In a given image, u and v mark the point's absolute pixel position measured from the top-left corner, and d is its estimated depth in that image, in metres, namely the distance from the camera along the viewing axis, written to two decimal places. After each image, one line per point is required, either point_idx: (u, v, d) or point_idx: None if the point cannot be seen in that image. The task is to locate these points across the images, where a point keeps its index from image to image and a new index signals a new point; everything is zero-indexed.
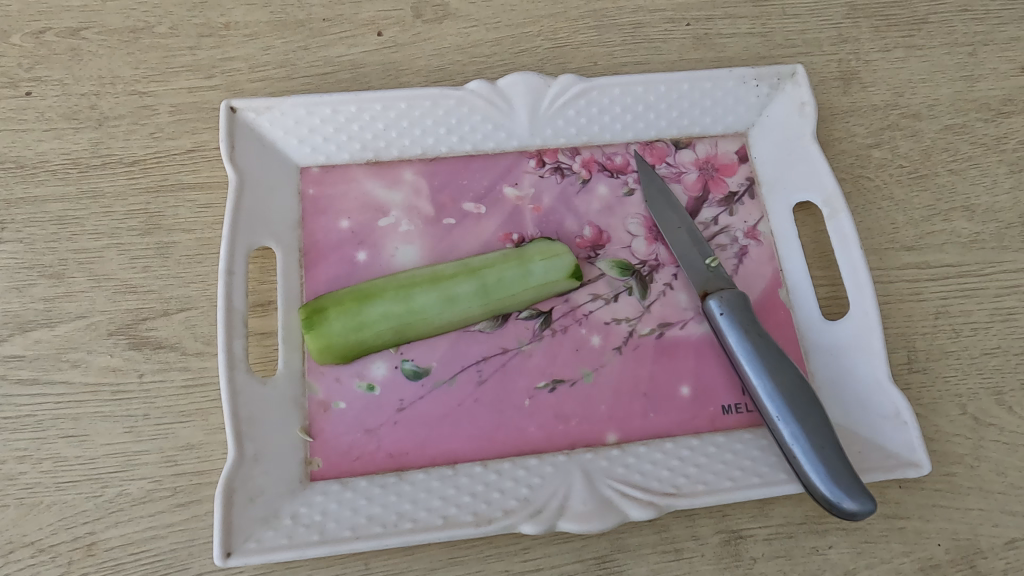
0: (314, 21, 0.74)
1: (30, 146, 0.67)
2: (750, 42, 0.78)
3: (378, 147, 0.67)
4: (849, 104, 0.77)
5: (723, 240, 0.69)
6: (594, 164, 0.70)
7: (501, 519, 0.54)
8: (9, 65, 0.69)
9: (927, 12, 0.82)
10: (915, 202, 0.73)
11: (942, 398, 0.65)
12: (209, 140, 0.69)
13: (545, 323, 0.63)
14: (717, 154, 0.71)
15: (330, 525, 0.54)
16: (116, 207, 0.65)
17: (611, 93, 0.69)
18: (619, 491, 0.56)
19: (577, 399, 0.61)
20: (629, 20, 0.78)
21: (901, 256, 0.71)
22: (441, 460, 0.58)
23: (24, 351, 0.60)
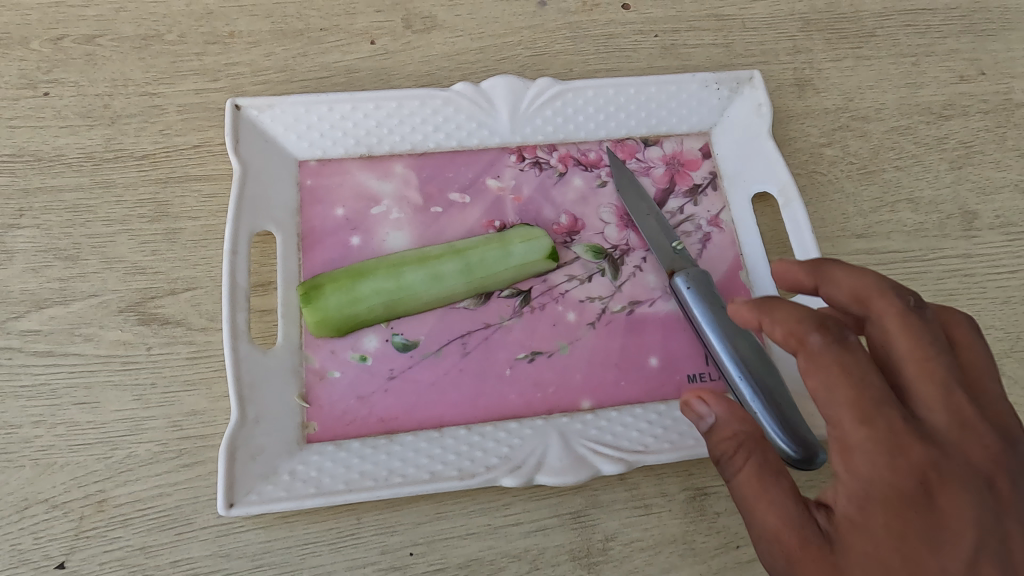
0: (312, 31, 0.81)
1: (47, 142, 0.72)
2: (713, 52, 0.86)
3: (371, 143, 0.73)
4: (804, 108, 0.85)
5: (688, 227, 0.75)
6: (570, 159, 0.76)
7: (483, 474, 0.59)
8: (28, 67, 0.75)
9: (874, 26, 0.90)
10: (864, 195, 0.80)
11: None
12: (214, 137, 0.74)
13: (524, 301, 0.69)
14: (682, 150, 0.78)
15: (326, 480, 0.59)
16: (127, 196, 0.70)
17: (585, 95, 0.76)
18: (592, 449, 0.61)
19: (554, 369, 0.66)
20: (602, 32, 0.85)
21: (851, 243, 0.77)
22: (428, 424, 0.63)
23: (39, 326, 0.64)
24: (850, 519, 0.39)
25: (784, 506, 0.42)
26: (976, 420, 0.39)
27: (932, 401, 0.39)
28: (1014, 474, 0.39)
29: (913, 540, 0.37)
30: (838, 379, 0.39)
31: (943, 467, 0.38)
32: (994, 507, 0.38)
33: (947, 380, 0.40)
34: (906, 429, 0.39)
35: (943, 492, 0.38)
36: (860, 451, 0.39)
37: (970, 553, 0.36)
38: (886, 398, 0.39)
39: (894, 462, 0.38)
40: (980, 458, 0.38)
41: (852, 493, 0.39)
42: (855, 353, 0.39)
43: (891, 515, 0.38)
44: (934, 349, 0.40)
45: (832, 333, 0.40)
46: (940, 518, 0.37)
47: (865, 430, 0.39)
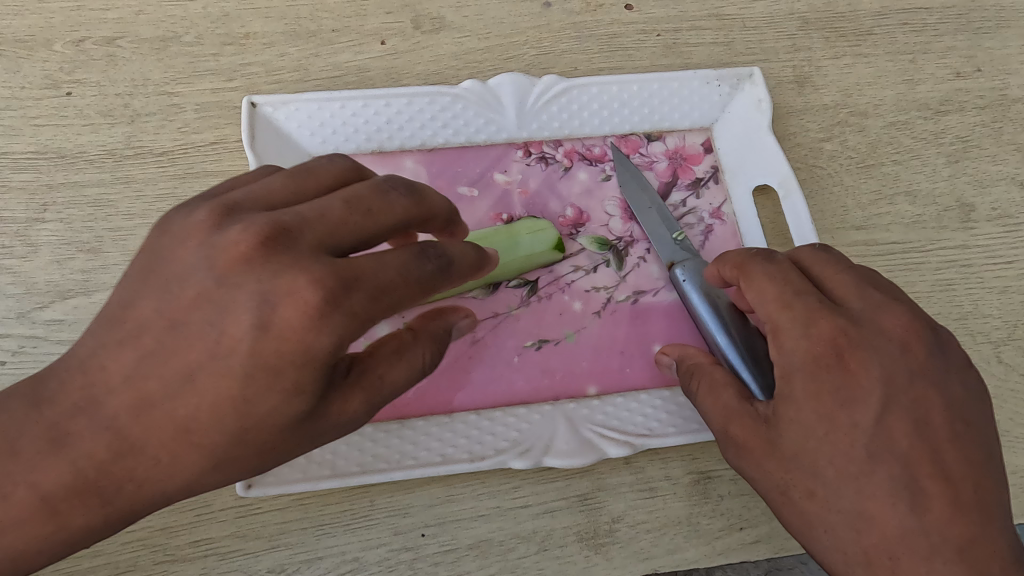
0: (324, 31, 0.83)
1: (70, 139, 0.75)
2: (714, 51, 0.88)
3: (382, 139, 0.75)
4: (803, 104, 0.86)
5: (691, 220, 0.77)
6: (575, 154, 0.78)
7: (495, 456, 0.62)
8: (51, 68, 0.78)
9: (872, 25, 0.92)
10: (862, 188, 0.82)
11: None
12: (230, 134, 0.77)
13: (531, 291, 0.71)
14: (685, 145, 0.80)
15: (340, 462, 0.61)
16: (146, 192, 0.73)
17: (590, 91, 0.79)
18: (599, 434, 0.64)
19: (561, 356, 0.68)
20: (606, 31, 0.87)
21: (850, 235, 0.79)
22: (440, 410, 0.65)
23: (64, 316, 0.67)
24: (782, 392, 0.53)
25: (733, 398, 0.56)
26: (886, 305, 0.54)
27: (850, 295, 0.54)
28: (923, 345, 0.52)
29: (829, 398, 0.51)
30: (767, 281, 0.55)
31: (856, 339, 0.52)
32: (906, 370, 0.51)
33: (858, 280, 0.55)
34: (824, 310, 0.53)
35: (857, 361, 0.51)
36: (788, 330, 0.53)
37: (876, 405, 0.50)
38: (805, 292, 0.54)
39: (812, 341, 0.52)
40: (894, 332, 0.52)
41: (782, 369, 0.52)
42: (779, 264, 0.56)
43: (813, 380, 0.51)
44: (843, 261, 0.56)
45: (764, 255, 0.57)
46: (852, 381, 0.51)
47: (787, 313, 0.53)
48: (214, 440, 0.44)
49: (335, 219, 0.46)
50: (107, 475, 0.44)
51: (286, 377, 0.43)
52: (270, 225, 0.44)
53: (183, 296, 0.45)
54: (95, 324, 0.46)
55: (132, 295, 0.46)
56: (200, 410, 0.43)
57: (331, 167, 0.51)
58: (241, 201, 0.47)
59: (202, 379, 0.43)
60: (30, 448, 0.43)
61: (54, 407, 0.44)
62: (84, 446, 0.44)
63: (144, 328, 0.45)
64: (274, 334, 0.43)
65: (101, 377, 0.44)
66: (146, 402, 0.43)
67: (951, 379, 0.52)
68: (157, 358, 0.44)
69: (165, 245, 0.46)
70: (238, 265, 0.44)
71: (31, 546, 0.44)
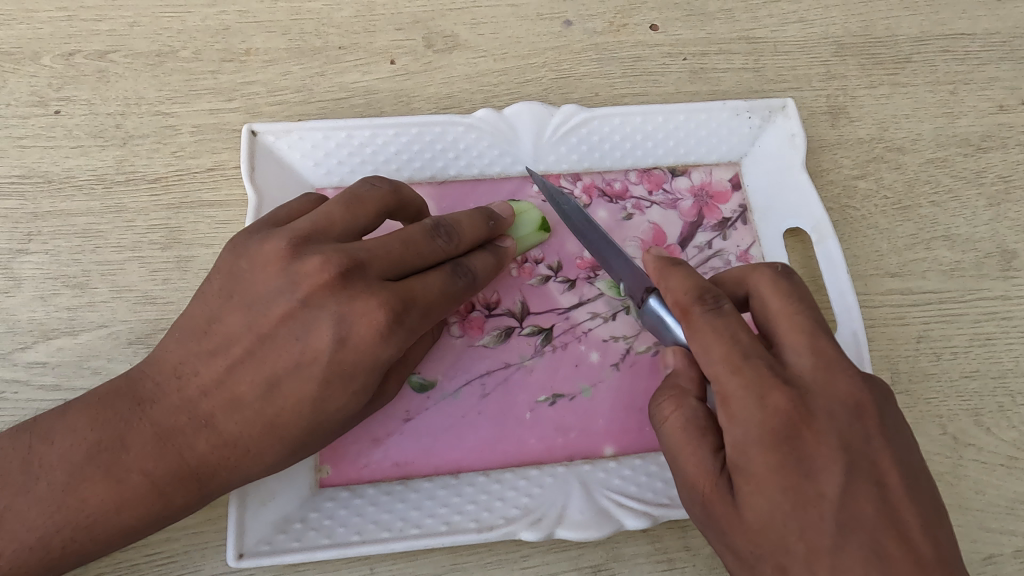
0: (330, 49, 0.78)
1: (57, 163, 0.70)
2: (743, 77, 0.83)
3: (390, 170, 0.70)
4: (837, 137, 0.82)
5: (717, 263, 0.72)
6: (595, 189, 0.73)
7: (503, 527, 0.58)
8: (39, 84, 0.73)
9: (910, 51, 0.87)
10: (898, 231, 0.77)
11: (923, 417, 0.69)
12: (229, 160, 0.72)
13: (546, 340, 0.67)
14: (711, 181, 0.75)
15: (339, 530, 0.57)
16: (138, 222, 0.68)
17: (611, 121, 0.73)
18: (615, 502, 0.59)
19: (575, 413, 0.64)
20: (629, 53, 0.82)
21: (885, 282, 0.74)
22: (445, 469, 0.61)
23: (47, 358, 0.63)
24: (738, 462, 0.47)
25: (702, 454, 0.50)
26: (836, 362, 0.49)
27: (800, 350, 0.50)
28: (877, 405, 0.48)
29: (789, 469, 0.45)
30: (712, 338, 0.50)
31: (809, 405, 0.47)
32: (865, 434, 0.47)
33: (809, 331, 0.50)
34: (773, 375, 0.48)
35: (812, 428, 0.47)
36: (741, 398, 0.48)
37: (840, 474, 0.45)
38: (753, 352, 0.49)
39: (766, 409, 0.47)
40: (849, 393, 0.48)
41: (738, 439, 0.47)
42: (726, 316, 0.50)
43: (773, 452, 0.46)
44: (789, 308, 0.51)
45: (708, 304, 0.51)
46: (812, 449, 0.46)
47: (737, 377, 0.48)
48: (295, 433, 0.53)
49: (396, 253, 0.55)
50: (205, 463, 0.52)
51: (357, 382, 0.53)
52: (344, 259, 0.52)
53: (268, 315, 0.53)
54: (189, 336, 0.55)
55: (219, 313, 0.54)
56: (285, 410, 0.52)
57: (378, 194, 0.58)
58: (309, 234, 0.54)
59: (289, 382, 0.52)
60: (143, 438, 0.52)
61: (160, 404, 0.53)
62: (189, 440, 0.52)
63: (234, 341, 0.53)
64: (349, 348, 0.52)
65: (200, 380, 0.53)
66: (241, 400, 0.53)
67: (904, 434, 0.49)
68: (249, 365, 0.53)
69: (248, 272, 0.54)
70: (318, 291, 0.52)
71: (136, 524, 0.52)
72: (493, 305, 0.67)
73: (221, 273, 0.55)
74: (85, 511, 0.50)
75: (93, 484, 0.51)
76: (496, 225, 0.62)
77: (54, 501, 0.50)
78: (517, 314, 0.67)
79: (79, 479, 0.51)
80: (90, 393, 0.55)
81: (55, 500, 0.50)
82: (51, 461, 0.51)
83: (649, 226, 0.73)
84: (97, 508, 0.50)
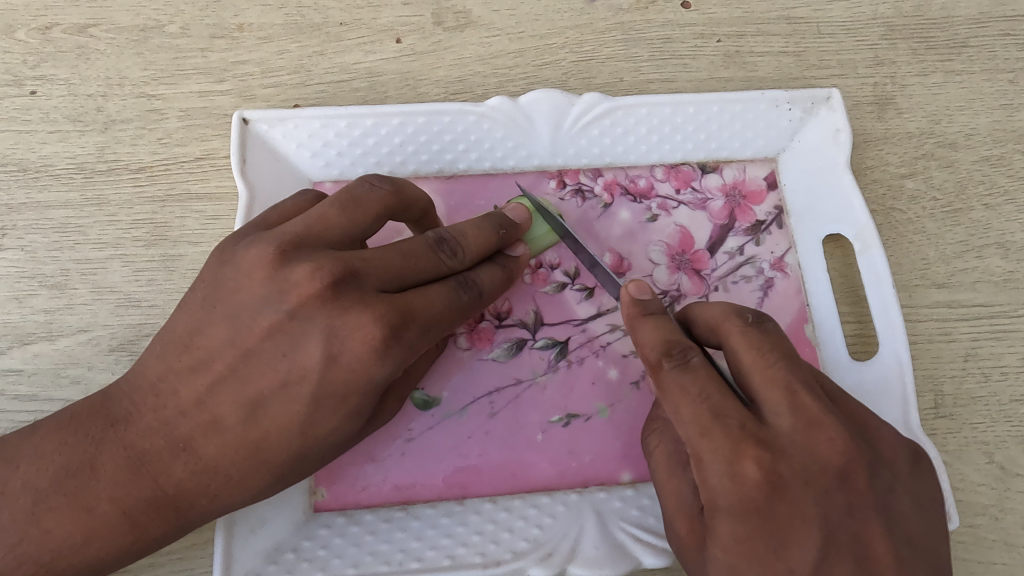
0: (329, 25, 0.71)
1: (34, 149, 0.64)
2: (782, 62, 0.75)
3: (394, 163, 0.65)
4: (883, 131, 0.74)
5: (748, 271, 0.66)
6: (617, 187, 0.67)
7: (511, 562, 0.53)
8: (13, 62, 0.67)
9: (968, 34, 0.78)
10: (947, 237, 0.70)
11: (968, 445, 0.63)
12: (219, 148, 0.66)
13: (560, 354, 0.61)
14: (744, 179, 0.68)
15: (334, 561, 0.53)
16: (121, 216, 0.63)
17: (637, 112, 0.67)
18: (632, 536, 0.55)
19: (591, 435, 0.59)
20: (657, 34, 0.75)
21: (930, 294, 0.68)
22: (450, 495, 0.57)
23: (23, 365, 0.58)
24: (708, 523, 0.45)
25: (683, 495, 0.49)
26: (820, 420, 0.45)
27: (780, 408, 0.45)
28: (863, 467, 0.45)
29: (759, 540, 0.43)
30: (681, 398, 0.46)
31: (788, 471, 0.44)
32: (844, 502, 0.44)
33: (791, 386, 0.46)
34: (748, 437, 0.44)
35: (788, 496, 0.43)
36: (710, 463, 0.44)
37: (813, 547, 0.43)
38: (726, 410, 0.45)
39: (737, 480, 0.43)
40: (831, 459, 0.44)
41: (708, 501, 0.45)
42: (696, 372, 0.46)
43: (743, 522, 0.43)
44: (772, 357, 0.46)
45: (677, 359, 0.47)
46: (785, 520, 0.43)
47: (707, 441, 0.44)
48: (281, 458, 0.48)
49: (394, 265, 0.49)
50: (183, 490, 0.48)
51: (349, 403, 0.47)
52: (337, 266, 0.47)
53: (253, 327, 0.48)
54: (166, 349, 0.49)
55: (199, 326, 0.49)
56: (271, 433, 0.47)
57: (379, 195, 0.51)
58: (300, 239, 0.48)
59: (275, 403, 0.47)
60: (115, 463, 0.47)
61: (134, 425, 0.48)
62: (165, 465, 0.47)
63: (215, 357, 0.48)
64: (339, 366, 0.46)
65: (178, 399, 0.48)
66: (222, 423, 0.47)
67: (893, 495, 0.46)
68: (230, 383, 0.47)
69: (232, 279, 0.48)
70: (308, 303, 0.46)
71: (107, 556, 0.47)
72: (505, 314, 0.62)
73: (204, 280, 0.50)
74: (50, 544, 0.46)
75: (60, 513, 0.46)
76: (508, 235, 0.56)
77: (16, 531, 0.46)
78: (530, 325, 0.62)
79: (44, 508, 0.46)
80: (63, 411, 0.50)
81: (18, 532, 0.46)
82: (16, 487, 0.47)
83: (675, 229, 0.67)
84: (64, 540, 0.46)
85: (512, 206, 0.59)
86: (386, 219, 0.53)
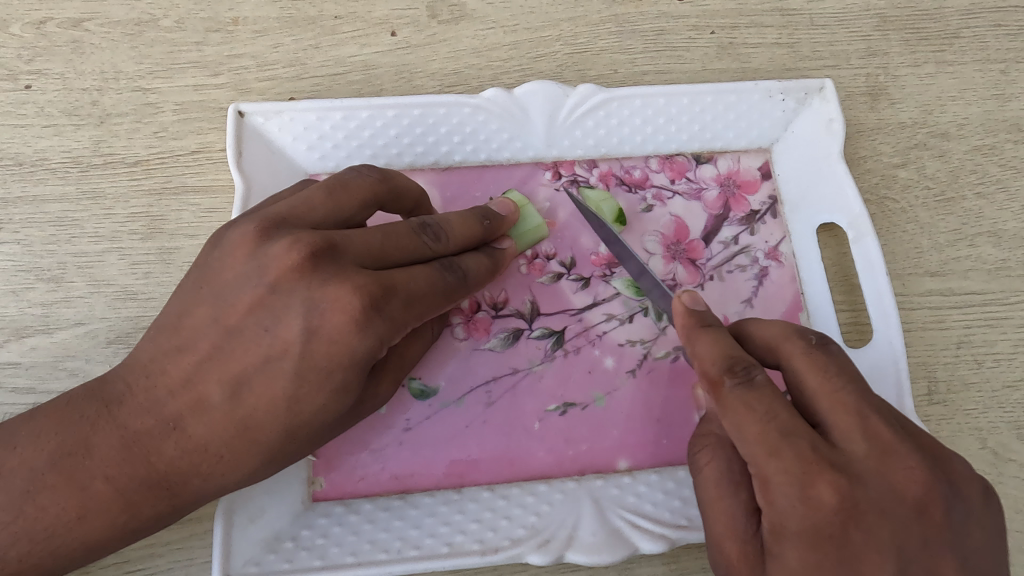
0: (325, 18, 0.71)
1: (29, 143, 0.64)
2: (776, 54, 0.76)
3: (390, 155, 0.65)
4: (877, 121, 0.75)
5: (743, 261, 0.67)
6: (612, 178, 0.67)
7: (509, 549, 0.54)
8: (7, 56, 0.67)
9: (960, 25, 0.78)
10: (939, 225, 0.71)
11: (961, 431, 0.64)
12: (215, 142, 0.66)
13: (557, 343, 0.62)
14: (739, 169, 0.69)
15: (333, 550, 0.54)
16: (117, 209, 0.63)
17: (632, 103, 0.67)
18: (630, 522, 0.55)
19: (588, 423, 0.59)
20: (652, 26, 0.75)
21: (923, 282, 0.69)
22: (447, 484, 0.57)
23: (20, 358, 0.58)
24: (772, 548, 0.43)
25: (735, 515, 0.47)
26: (895, 449, 0.44)
27: (852, 432, 0.44)
28: (939, 501, 0.43)
29: (828, 568, 0.41)
30: (745, 416, 0.44)
31: (860, 498, 0.42)
32: (919, 535, 0.42)
33: (863, 409, 0.44)
34: (821, 461, 0.43)
35: (860, 525, 0.42)
36: (780, 486, 0.43)
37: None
38: (793, 431, 0.43)
39: (808, 503, 0.42)
40: (908, 489, 0.43)
41: (774, 525, 0.43)
42: (761, 390, 0.45)
43: (811, 548, 0.42)
44: (841, 381, 0.45)
45: (740, 376, 0.46)
46: (857, 550, 0.41)
47: (775, 462, 0.43)
48: (268, 435, 0.48)
49: (376, 243, 0.49)
50: (175, 470, 0.48)
51: (334, 379, 0.47)
52: (315, 239, 0.46)
53: (236, 305, 0.47)
54: (158, 331, 0.49)
55: (187, 306, 0.49)
56: (258, 411, 0.47)
57: (367, 181, 0.52)
58: (283, 217, 0.49)
59: (259, 379, 0.47)
60: (108, 443, 0.47)
61: (126, 406, 0.48)
62: (156, 444, 0.48)
63: (201, 336, 0.48)
64: (320, 340, 0.46)
65: (167, 379, 0.48)
66: (209, 401, 0.47)
67: (967, 531, 0.44)
68: (215, 361, 0.47)
69: (218, 259, 0.48)
70: (288, 277, 0.46)
71: (102, 535, 0.47)
72: (501, 304, 0.62)
73: (194, 263, 0.50)
74: (45, 522, 0.46)
75: (54, 492, 0.47)
76: (492, 225, 0.57)
77: (11, 510, 0.46)
78: (526, 316, 0.62)
79: (39, 487, 0.47)
80: (60, 395, 0.51)
81: (13, 510, 0.46)
82: (11, 467, 0.47)
83: (670, 219, 0.67)
84: (58, 518, 0.46)
85: (499, 201, 0.60)
86: (375, 207, 0.53)
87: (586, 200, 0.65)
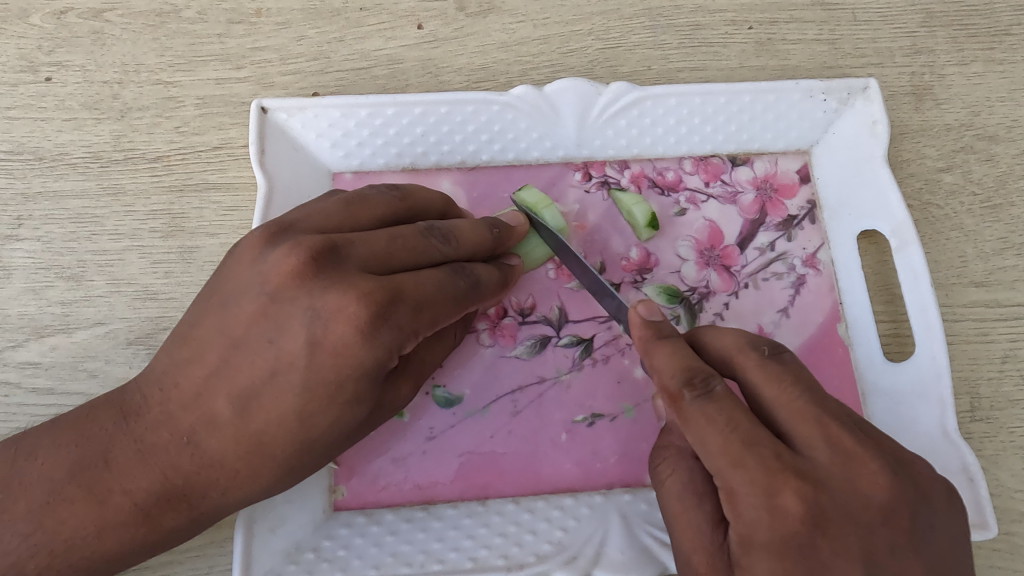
0: (350, 10, 0.69)
1: (49, 137, 0.63)
2: (817, 50, 0.73)
3: (415, 153, 0.63)
4: (921, 123, 0.72)
5: (779, 268, 0.64)
6: (644, 179, 0.65)
7: (534, 566, 0.52)
8: (28, 46, 0.66)
9: (1010, 22, 0.75)
10: (985, 233, 0.68)
11: (1004, 450, 0.61)
12: (237, 137, 0.65)
13: (585, 352, 0.60)
14: (776, 172, 0.66)
15: (354, 562, 0.53)
16: (138, 206, 0.62)
17: (666, 102, 0.64)
18: (659, 541, 0.53)
19: (616, 435, 0.58)
20: (687, 20, 0.72)
21: (968, 293, 0.66)
22: (472, 495, 0.56)
23: (39, 358, 0.57)
24: (741, 563, 0.40)
25: (701, 528, 0.43)
26: (859, 454, 0.41)
27: (814, 439, 0.41)
28: (908, 508, 0.40)
29: None
30: (706, 428, 0.41)
31: (826, 506, 0.39)
32: (888, 542, 0.39)
33: (821, 416, 0.41)
34: (785, 468, 0.39)
35: (827, 534, 0.39)
36: (745, 497, 0.39)
37: None
38: (756, 439, 0.40)
39: (775, 514, 0.39)
40: (875, 496, 0.40)
41: (742, 538, 0.40)
42: (720, 400, 0.41)
43: (782, 562, 0.38)
44: (797, 389, 0.42)
45: (698, 388, 0.42)
46: (826, 561, 0.38)
47: (740, 473, 0.39)
48: (284, 449, 0.46)
49: (381, 247, 0.47)
50: (193, 484, 0.47)
51: (344, 390, 0.45)
52: (316, 242, 0.45)
53: (240, 315, 0.46)
54: (172, 342, 0.48)
55: (198, 317, 0.47)
56: (269, 424, 0.45)
57: (385, 199, 0.51)
58: (291, 225, 0.47)
59: (267, 393, 0.45)
60: (126, 456, 0.46)
61: (144, 418, 0.47)
62: (171, 458, 0.46)
63: (209, 348, 0.46)
64: (325, 351, 0.44)
65: (180, 392, 0.47)
66: (219, 416, 0.46)
67: (937, 536, 0.41)
68: (223, 374, 0.46)
69: (229, 268, 0.47)
70: (290, 283, 0.44)
71: (121, 550, 0.47)
72: (528, 310, 0.61)
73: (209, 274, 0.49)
74: (64, 536, 0.45)
75: (73, 505, 0.46)
76: (502, 234, 0.55)
77: (30, 522, 0.45)
78: (554, 322, 0.61)
79: (59, 499, 0.46)
80: (82, 407, 0.50)
81: (32, 522, 0.45)
82: (32, 478, 0.46)
83: (704, 223, 0.65)
84: (77, 531, 0.45)
85: (506, 216, 0.59)
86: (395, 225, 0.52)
87: (618, 203, 0.64)
